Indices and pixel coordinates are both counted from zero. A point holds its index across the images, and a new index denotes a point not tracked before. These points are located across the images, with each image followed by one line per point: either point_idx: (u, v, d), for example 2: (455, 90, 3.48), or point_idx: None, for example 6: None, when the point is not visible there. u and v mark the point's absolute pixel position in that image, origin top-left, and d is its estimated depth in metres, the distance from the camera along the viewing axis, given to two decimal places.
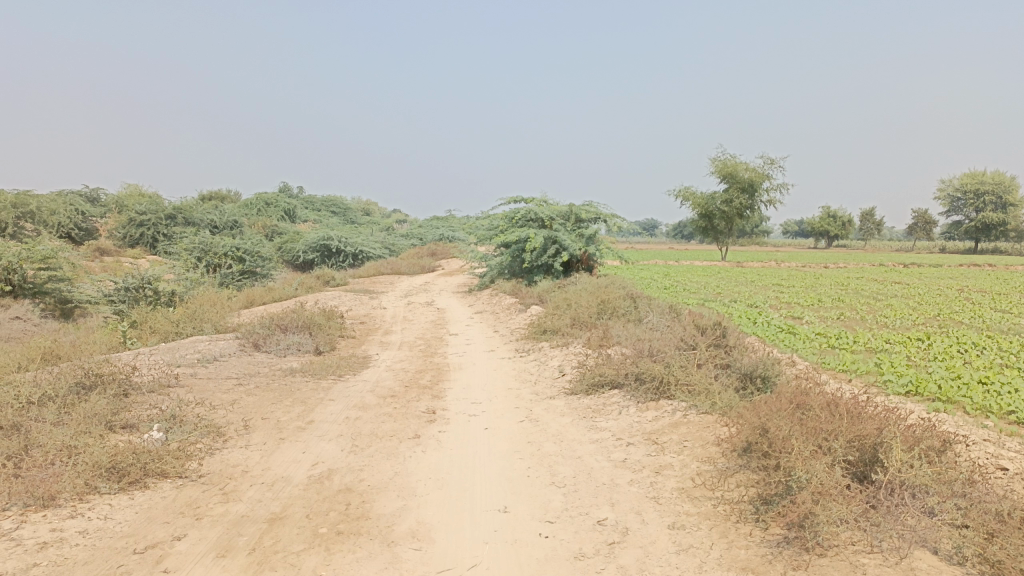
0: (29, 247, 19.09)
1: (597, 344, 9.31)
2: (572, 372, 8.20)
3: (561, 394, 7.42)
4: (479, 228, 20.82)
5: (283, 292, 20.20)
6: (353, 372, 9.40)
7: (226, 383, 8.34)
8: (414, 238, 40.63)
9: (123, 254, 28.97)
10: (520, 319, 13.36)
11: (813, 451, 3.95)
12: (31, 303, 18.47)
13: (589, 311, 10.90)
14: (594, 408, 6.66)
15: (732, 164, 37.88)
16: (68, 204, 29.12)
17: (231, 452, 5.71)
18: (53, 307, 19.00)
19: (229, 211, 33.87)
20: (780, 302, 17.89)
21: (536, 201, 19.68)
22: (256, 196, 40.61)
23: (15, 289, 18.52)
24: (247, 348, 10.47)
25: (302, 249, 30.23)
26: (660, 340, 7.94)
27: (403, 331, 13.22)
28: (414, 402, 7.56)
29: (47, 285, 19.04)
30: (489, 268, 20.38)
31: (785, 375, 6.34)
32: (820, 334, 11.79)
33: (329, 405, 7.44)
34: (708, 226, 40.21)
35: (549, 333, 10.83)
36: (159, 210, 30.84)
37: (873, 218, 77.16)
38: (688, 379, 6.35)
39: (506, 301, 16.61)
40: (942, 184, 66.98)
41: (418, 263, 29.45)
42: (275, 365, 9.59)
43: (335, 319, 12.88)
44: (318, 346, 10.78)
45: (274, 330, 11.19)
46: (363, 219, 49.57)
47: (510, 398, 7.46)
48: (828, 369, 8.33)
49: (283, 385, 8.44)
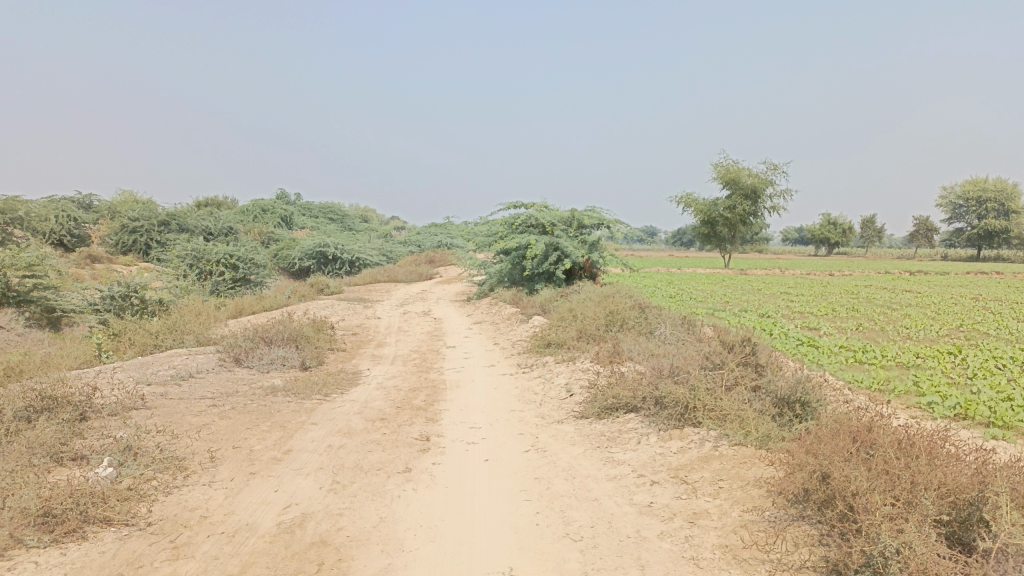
0: (14, 253, 18.30)
1: (606, 361, 8.53)
2: (581, 392, 7.42)
3: (569, 418, 6.66)
4: (479, 234, 20.05)
5: (275, 301, 19.40)
6: (340, 390, 8.62)
7: (199, 404, 7.56)
8: (412, 245, 39.89)
9: (115, 261, 28.18)
10: (522, 330, 12.58)
11: (899, 511, 3.17)
12: (15, 312, 17.68)
13: (596, 323, 10.12)
14: (608, 436, 5.88)
15: (735, 170, 37.23)
16: (60, 209, 28.36)
17: (191, 493, 4.92)
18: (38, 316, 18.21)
19: (224, 217, 33.11)
20: (793, 312, 17.10)
21: (537, 206, 18.92)
22: (253, 203, 39.87)
23: None
24: (228, 363, 9.70)
25: (297, 256, 29.46)
26: (679, 357, 7.17)
27: (397, 343, 12.43)
28: (405, 426, 6.77)
29: (33, 293, 18.24)
30: (489, 276, 19.62)
31: (826, 401, 5.56)
32: (842, 347, 11.02)
33: (311, 430, 6.66)
34: (710, 233, 39.42)
35: (553, 347, 10.06)
36: (153, 216, 30.08)
37: (873, 225, 76.50)
38: (715, 404, 5.57)
39: (506, 310, 15.82)
40: (944, 190, 66.39)
41: (415, 270, 28.67)
42: (256, 383, 8.81)
43: (325, 331, 12.08)
44: (305, 360, 10.00)
45: (258, 343, 10.41)
46: (358, 225, 48.76)
47: (513, 423, 6.69)
48: (864, 389, 7.52)
49: (261, 406, 7.65)
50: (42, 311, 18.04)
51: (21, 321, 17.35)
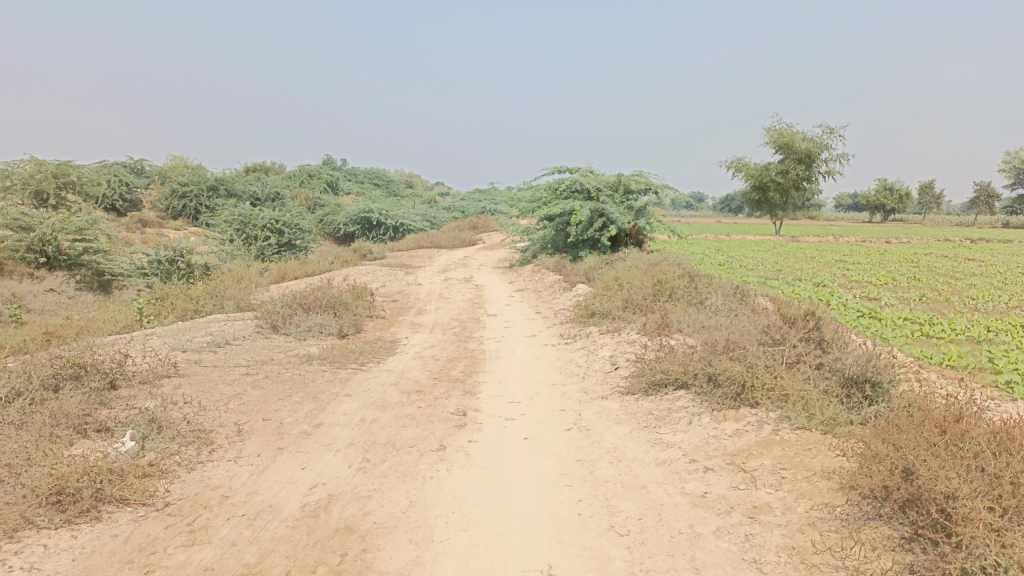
0: (65, 217, 18.49)
1: (654, 333, 8.10)
2: (627, 366, 7.02)
3: (614, 394, 6.27)
4: (522, 199, 19.59)
5: (318, 266, 19.28)
6: (377, 359, 8.37)
7: (233, 373, 7.38)
8: (456, 211, 39.58)
9: (165, 226, 28.48)
10: (565, 298, 12.18)
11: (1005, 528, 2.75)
12: (66, 275, 17.91)
13: (643, 292, 9.65)
14: (657, 415, 5.49)
15: (789, 133, 35.86)
16: (112, 173, 28.71)
17: (214, 471, 4.69)
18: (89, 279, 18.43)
19: (271, 183, 33.20)
20: (850, 281, 16.32)
21: (582, 170, 18.36)
22: (299, 168, 39.96)
23: (50, 261, 17.93)
24: (265, 329, 9.52)
25: (342, 222, 29.39)
26: (733, 332, 6.70)
27: (437, 310, 12.13)
28: (442, 400, 6.46)
29: (84, 257, 18.43)
30: (532, 242, 19.19)
31: (899, 382, 5.06)
32: (906, 320, 10.36)
33: (344, 402, 6.40)
34: (761, 199, 38.18)
35: (598, 317, 9.64)
36: (201, 181, 30.29)
37: (933, 191, 73.55)
38: (775, 382, 5.13)
39: (550, 278, 15.39)
40: (1009, 154, 63.30)
41: (458, 236, 28.37)
42: (292, 351, 8.60)
43: (365, 298, 11.84)
44: (342, 327, 9.76)
45: (296, 309, 10.21)
46: (403, 191, 48.60)
47: (555, 398, 6.32)
48: (934, 366, 6.95)
49: (295, 375, 7.43)
50: (92, 275, 18.23)
51: (71, 284, 17.56)
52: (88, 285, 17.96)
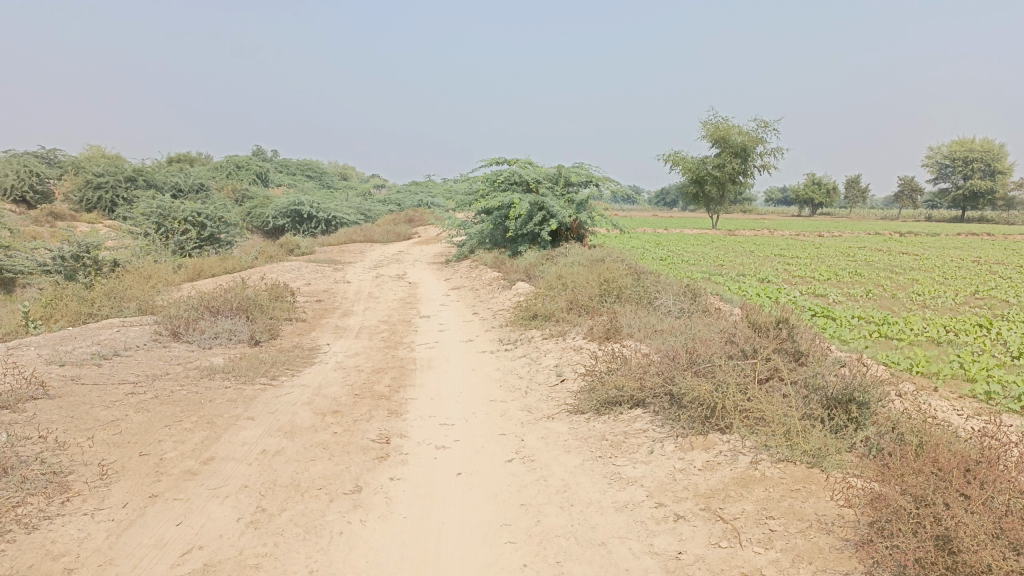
0: None
1: (602, 339, 7.37)
2: (574, 378, 6.26)
3: (561, 413, 5.48)
4: (458, 191, 18.70)
5: (240, 262, 17.95)
6: (292, 370, 7.39)
7: (117, 392, 6.29)
8: (392, 204, 38.36)
9: (78, 218, 26.49)
10: (504, 297, 11.36)
11: None
12: None
13: (588, 291, 8.90)
14: (612, 442, 4.71)
15: (724, 127, 35.85)
16: (20, 162, 26.59)
17: (62, 530, 3.69)
18: None
19: (195, 174, 31.35)
20: (794, 277, 15.97)
21: (520, 162, 17.58)
22: (227, 158, 38.04)
23: None
24: (164, 337, 8.39)
25: (271, 214, 27.91)
26: (693, 342, 6.00)
27: (366, 312, 11.14)
28: (361, 423, 5.54)
29: None
30: (468, 237, 18.34)
31: (885, 404, 4.43)
32: (861, 318, 9.91)
33: (244, 428, 5.43)
34: (698, 193, 38.09)
35: (540, 319, 8.88)
36: (119, 171, 28.30)
37: (858, 186, 75.57)
38: (748, 402, 4.44)
39: (488, 274, 14.55)
40: (930, 150, 65.35)
41: (392, 230, 27.23)
42: (193, 363, 7.53)
43: (284, 300, 10.77)
44: (254, 333, 8.70)
45: (202, 313, 9.10)
46: (338, 183, 46.96)
47: (493, 419, 5.49)
48: (905, 375, 6.39)
49: (192, 393, 6.39)
50: None
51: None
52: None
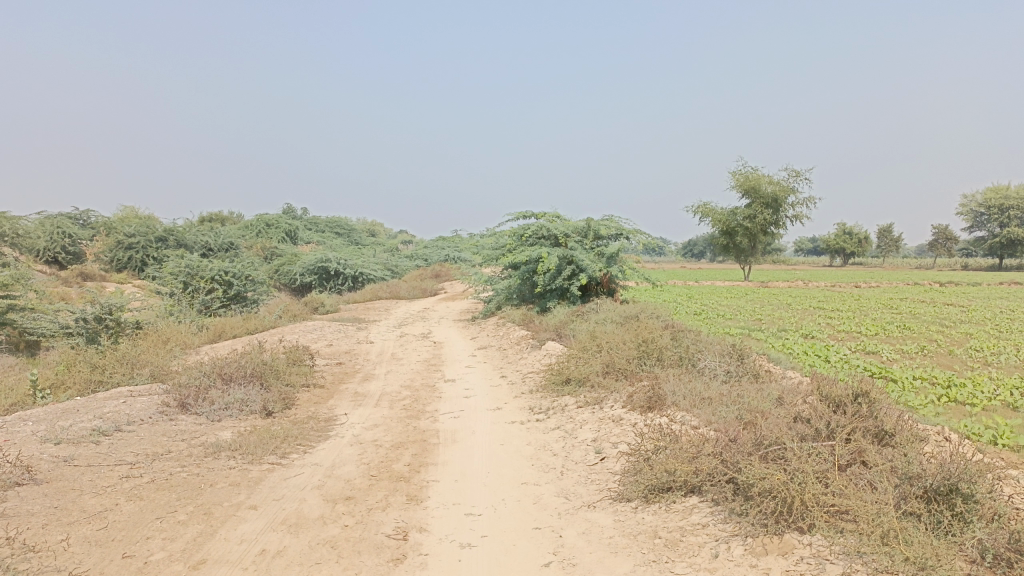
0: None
1: (643, 408, 6.69)
2: (615, 456, 5.57)
3: (602, 501, 4.79)
4: (484, 246, 18.26)
5: (263, 322, 17.55)
6: (305, 445, 6.79)
7: (111, 475, 5.72)
8: (419, 260, 38.13)
9: (108, 278, 26.47)
10: (534, 358, 10.72)
11: None
12: None
13: (625, 354, 8.23)
14: (667, 541, 4.01)
15: (755, 178, 35.29)
16: (54, 225, 26.79)
17: None
18: (13, 339, 16.54)
19: (226, 233, 31.40)
20: (839, 332, 15.14)
21: (548, 216, 17.12)
22: (257, 218, 38.26)
23: None
24: (171, 409, 7.84)
25: (299, 272, 27.72)
26: (751, 418, 5.30)
27: (387, 375, 10.54)
28: (376, 513, 4.88)
29: (7, 315, 16.56)
30: (495, 293, 17.83)
31: (997, 498, 3.69)
32: (923, 379, 9.10)
33: (244, 520, 4.80)
34: (729, 244, 37.37)
35: (573, 384, 8.22)
36: (150, 232, 28.37)
37: (890, 235, 74.26)
38: (828, 495, 3.74)
39: (516, 333, 13.94)
40: (964, 198, 64.13)
41: (418, 286, 26.82)
42: (199, 437, 6.96)
43: (302, 365, 10.22)
44: (267, 403, 8.11)
45: (214, 382, 8.56)
46: (367, 240, 46.99)
47: (526, 509, 4.81)
48: (996, 450, 5.59)
49: (193, 474, 5.81)
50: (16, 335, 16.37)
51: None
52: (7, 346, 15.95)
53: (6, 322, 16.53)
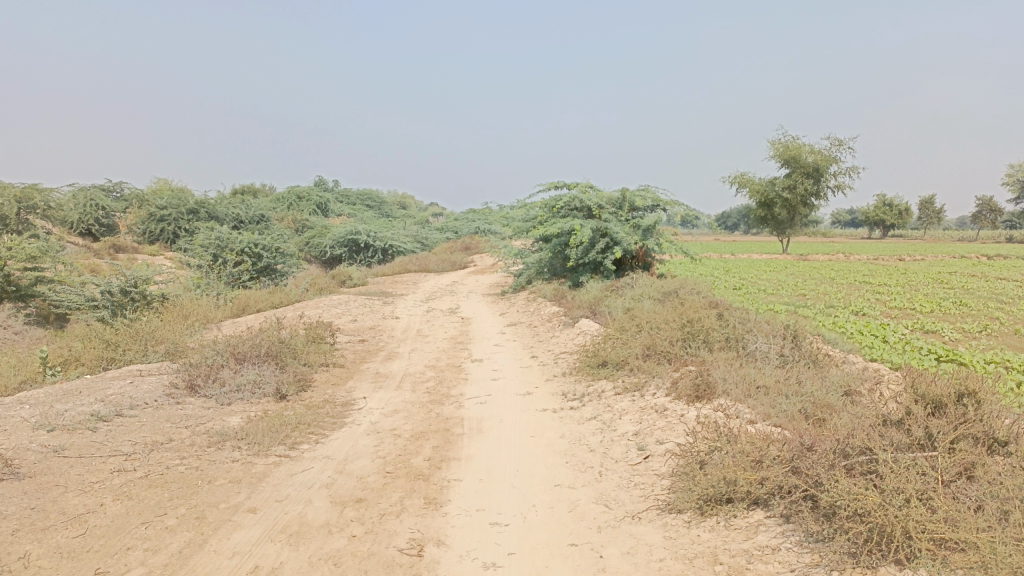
0: (14, 243, 16.35)
1: (690, 397, 5.99)
2: (661, 455, 4.90)
3: (649, 511, 4.14)
4: (515, 217, 17.54)
5: (289, 296, 17.07)
6: (319, 434, 6.22)
7: (103, 469, 5.19)
8: (449, 232, 37.51)
9: (139, 251, 26.25)
10: (566, 337, 10.04)
11: None
12: (12, 308, 15.75)
13: (667, 334, 7.51)
14: (730, 569, 3.34)
15: (795, 147, 33.94)
16: (86, 197, 26.57)
17: None
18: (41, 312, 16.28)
19: (256, 205, 31.01)
20: (891, 309, 14.21)
21: (581, 186, 16.34)
22: (288, 190, 37.90)
23: None
24: (179, 391, 7.33)
25: (328, 245, 27.26)
26: (821, 420, 4.59)
27: (411, 354, 9.95)
28: (389, 520, 4.28)
29: (35, 288, 16.29)
30: (526, 266, 17.15)
31: None
32: (996, 362, 8.26)
33: (241, 528, 4.23)
34: (768, 216, 36.08)
35: (609, 367, 7.55)
36: (181, 204, 28.05)
37: (933, 206, 71.75)
38: (934, 520, 3.02)
39: (547, 308, 13.27)
40: (1012, 168, 61.46)
41: (447, 258, 26.24)
42: (205, 424, 6.43)
43: (322, 343, 9.67)
44: (281, 385, 7.56)
45: (226, 362, 8.03)
46: (398, 212, 46.40)
47: (560, 519, 4.17)
48: None
49: (192, 468, 5.26)
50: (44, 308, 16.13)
51: (18, 319, 15.35)
52: (34, 318, 15.71)
53: (33, 295, 16.27)
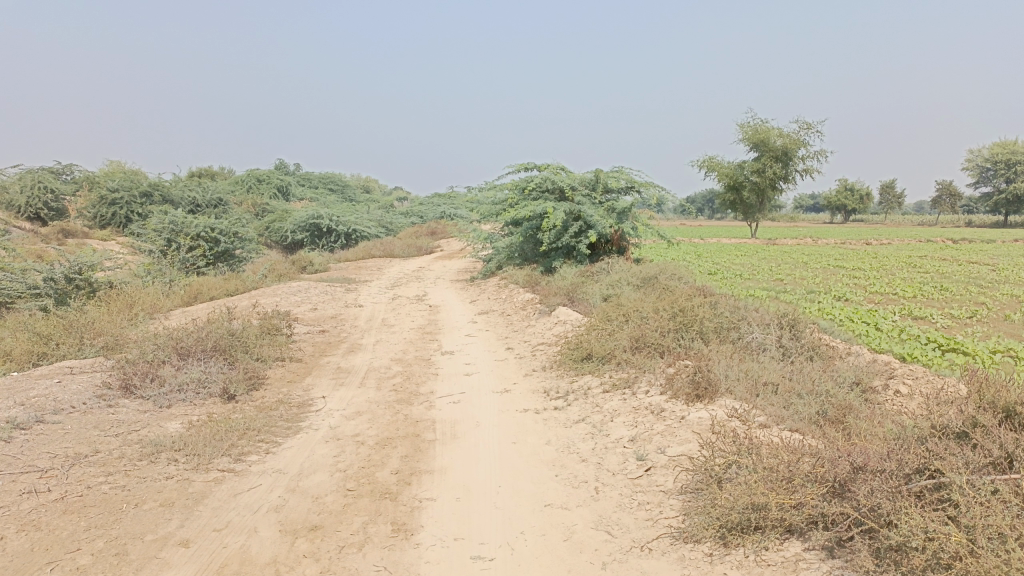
0: None
1: (690, 397, 5.36)
2: (667, 469, 4.26)
3: (660, 541, 3.50)
4: (483, 201, 16.80)
5: (246, 283, 16.10)
6: (271, 442, 5.46)
7: (8, 491, 4.37)
8: (414, 217, 36.56)
9: (90, 236, 24.86)
10: (543, 327, 9.37)
11: None
12: None
13: (657, 325, 6.87)
14: None
15: (764, 130, 33.63)
16: (32, 179, 25.06)
17: None
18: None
19: (214, 188, 29.68)
20: (873, 294, 13.80)
21: (553, 167, 15.64)
22: (248, 173, 36.50)
23: None
24: (112, 393, 6.49)
25: (290, 229, 26.20)
26: (853, 433, 3.98)
27: (377, 346, 9.20)
28: (350, 553, 3.59)
29: None
30: (496, 251, 16.44)
31: None
32: (999, 352, 7.80)
33: (168, 569, 3.49)
34: (736, 200, 35.76)
35: (593, 361, 6.90)
36: (135, 186, 26.62)
37: (894, 192, 72.39)
38: None
39: (520, 295, 12.59)
40: (969, 153, 62.10)
41: (413, 243, 25.34)
42: (140, 432, 5.63)
43: (278, 335, 8.87)
44: (229, 385, 6.76)
45: (169, 358, 7.19)
46: (362, 197, 45.15)
47: (555, 552, 3.50)
48: None
49: (118, 489, 4.48)
50: None
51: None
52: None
53: None
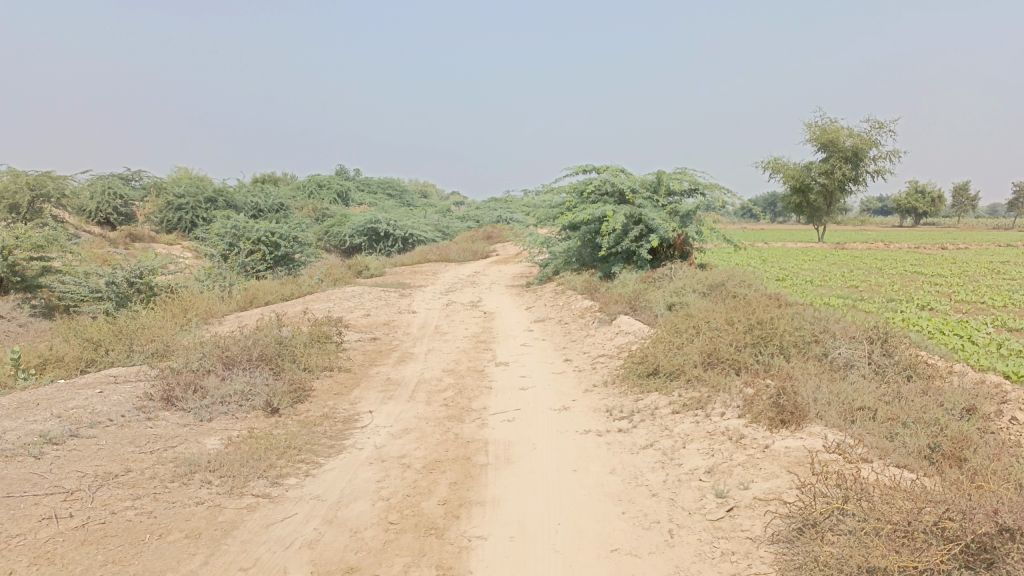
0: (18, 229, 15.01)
1: (773, 422, 4.75)
2: (754, 511, 3.68)
3: None
4: (541, 204, 16.31)
5: (301, 287, 15.93)
6: (312, 463, 5.06)
7: (29, 515, 4.04)
8: (471, 221, 36.29)
9: (156, 240, 25.25)
10: (604, 337, 8.81)
11: None
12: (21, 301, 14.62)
13: (732, 338, 6.26)
14: None
15: (833, 129, 32.27)
16: (103, 185, 25.58)
17: None
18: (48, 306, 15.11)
19: (276, 194, 29.92)
20: (960, 303, 12.80)
21: (612, 169, 15.05)
22: (308, 179, 36.83)
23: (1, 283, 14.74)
24: (153, 405, 6.20)
25: (348, 233, 26.17)
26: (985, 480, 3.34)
27: (428, 355, 8.79)
28: None
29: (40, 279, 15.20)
30: (553, 256, 15.93)
31: None
32: None
33: None
34: (802, 203, 34.41)
35: (660, 377, 6.32)
36: (199, 192, 26.98)
37: (969, 194, 69.09)
38: None
39: (579, 302, 12.05)
40: None
41: (469, 248, 25.01)
42: (176, 449, 5.29)
43: (327, 343, 8.52)
44: (272, 398, 6.41)
45: (213, 368, 6.88)
46: (420, 202, 45.15)
47: None
48: None
49: (143, 516, 4.12)
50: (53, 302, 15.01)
51: (21, 311, 14.10)
52: (39, 309, 14.57)
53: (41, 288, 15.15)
